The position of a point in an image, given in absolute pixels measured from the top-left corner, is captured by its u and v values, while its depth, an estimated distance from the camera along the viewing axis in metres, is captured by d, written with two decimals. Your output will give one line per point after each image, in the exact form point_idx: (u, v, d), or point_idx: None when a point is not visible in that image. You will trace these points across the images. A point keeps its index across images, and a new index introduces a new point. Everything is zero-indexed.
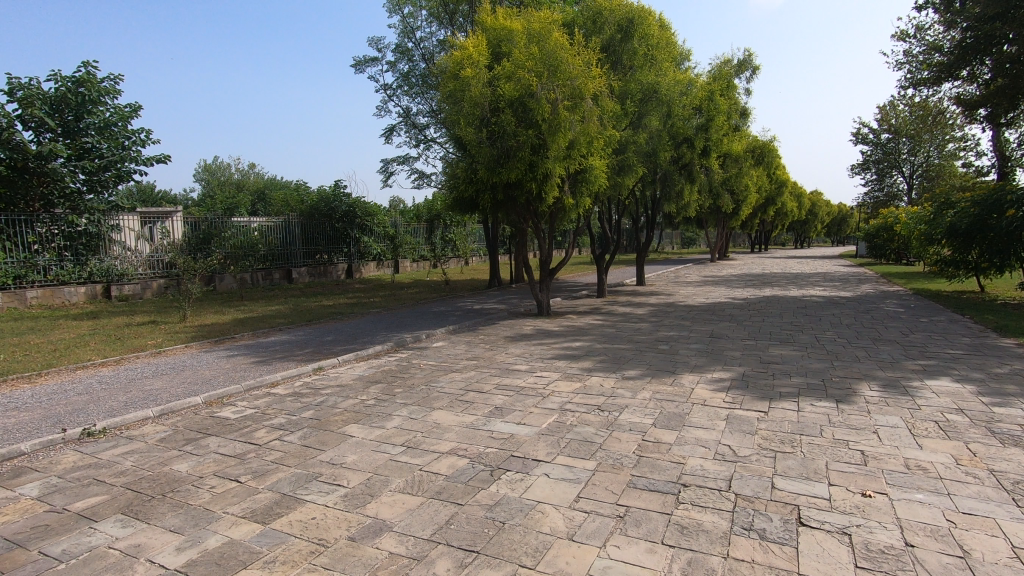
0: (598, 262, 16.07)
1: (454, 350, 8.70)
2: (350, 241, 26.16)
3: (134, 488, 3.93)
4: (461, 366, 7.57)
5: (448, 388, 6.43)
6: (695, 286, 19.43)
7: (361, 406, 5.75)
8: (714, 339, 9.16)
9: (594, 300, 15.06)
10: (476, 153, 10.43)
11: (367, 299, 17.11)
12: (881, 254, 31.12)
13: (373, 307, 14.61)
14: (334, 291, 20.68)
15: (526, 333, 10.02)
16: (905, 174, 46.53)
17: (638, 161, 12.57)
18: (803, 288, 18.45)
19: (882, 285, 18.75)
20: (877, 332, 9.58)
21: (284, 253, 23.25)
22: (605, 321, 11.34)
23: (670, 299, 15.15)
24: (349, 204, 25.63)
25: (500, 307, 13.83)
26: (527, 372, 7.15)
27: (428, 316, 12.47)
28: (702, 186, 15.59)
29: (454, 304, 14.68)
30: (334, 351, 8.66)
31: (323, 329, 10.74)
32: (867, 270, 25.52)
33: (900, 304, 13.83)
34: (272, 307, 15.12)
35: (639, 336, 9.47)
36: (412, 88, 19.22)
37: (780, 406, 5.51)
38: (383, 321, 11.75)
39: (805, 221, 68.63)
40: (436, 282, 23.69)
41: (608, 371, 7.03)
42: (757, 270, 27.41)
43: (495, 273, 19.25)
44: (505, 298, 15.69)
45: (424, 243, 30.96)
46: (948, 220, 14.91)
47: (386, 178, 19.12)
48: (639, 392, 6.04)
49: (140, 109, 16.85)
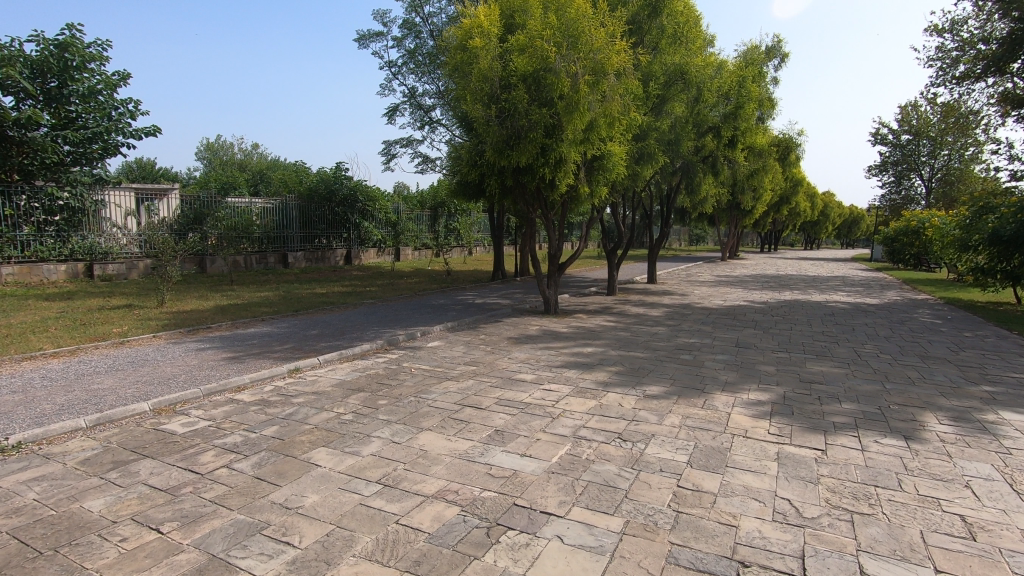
0: (608, 257, 15.09)
1: (451, 352, 7.76)
2: (350, 226, 25.22)
3: (22, 537, 3.02)
4: (458, 372, 6.65)
5: (441, 402, 5.50)
6: (709, 286, 18.45)
7: (336, 424, 4.82)
8: (741, 349, 8.22)
9: (604, 298, 14.13)
10: (484, 133, 9.45)
11: (363, 288, 16.19)
12: (900, 259, 29.99)
13: (369, 297, 13.70)
14: (330, 278, 19.76)
15: (532, 334, 9.08)
16: (924, 177, 45.24)
17: (660, 150, 11.59)
18: (824, 293, 17.45)
19: (908, 293, 17.72)
20: (923, 347, 8.61)
21: (280, 237, 22.34)
22: (618, 323, 10.38)
23: (686, 301, 14.17)
24: (350, 188, 24.68)
25: (503, 303, 12.88)
26: (534, 383, 6.22)
27: (426, 310, 11.53)
28: (724, 179, 14.59)
29: (456, 297, 13.73)
30: (316, 348, 7.73)
31: (310, 321, 9.82)
32: (888, 275, 24.44)
33: (934, 314, 12.82)
34: (262, 293, 14.23)
35: (658, 342, 8.53)
36: (418, 67, 18.19)
37: (838, 442, 4.56)
38: (377, 314, 10.83)
39: (816, 222, 67.35)
40: (437, 271, 22.78)
41: (627, 386, 6.11)
42: (771, 271, 26.47)
43: (499, 264, 18.29)
44: (509, 292, 14.74)
45: (427, 231, 30.05)
46: (992, 225, 13.90)
47: (388, 161, 18.14)
48: (668, 417, 5.10)
49: (129, 77, 15.89)
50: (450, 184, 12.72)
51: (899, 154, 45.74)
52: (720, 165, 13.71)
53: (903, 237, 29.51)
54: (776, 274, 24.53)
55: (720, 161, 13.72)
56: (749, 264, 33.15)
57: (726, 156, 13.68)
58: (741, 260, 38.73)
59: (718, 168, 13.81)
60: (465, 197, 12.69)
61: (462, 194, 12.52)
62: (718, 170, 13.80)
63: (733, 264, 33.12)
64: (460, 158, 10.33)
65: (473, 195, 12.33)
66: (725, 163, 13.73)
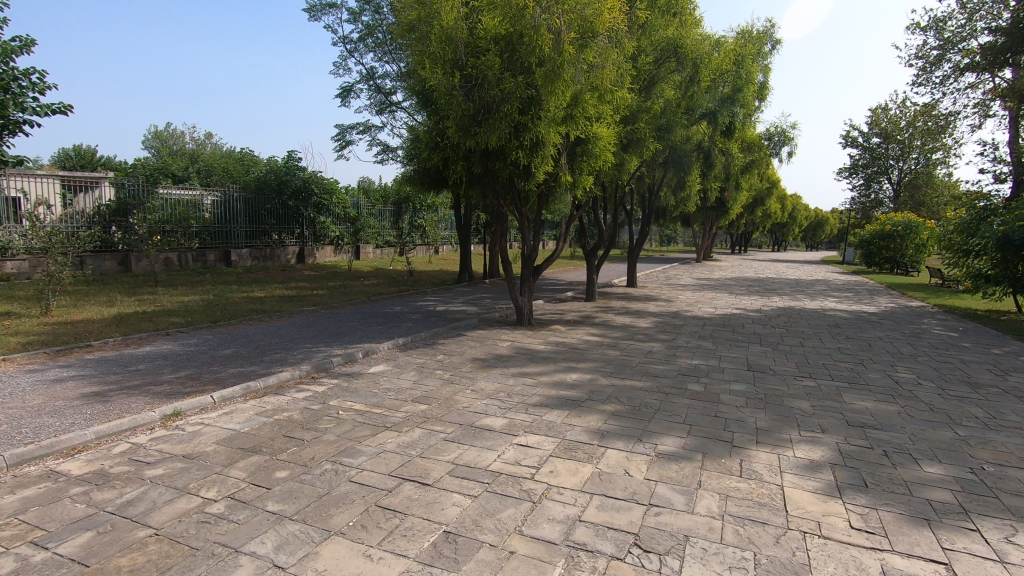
0: (588, 259, 13.54)
1: (400, 381, 6.03)
2: (304, 221, 23.14)
3: None
4: (402, 415, 4.93)
5: (370, 473, 3.77)
6: (692, 290, 17.19)
7: (193, 525, 3.05)
8: (757, 375, 6.74)
9: (582, 305, 12.61)
10: (446, 108, 7.74)
11: (310, 291, 14.28)
12: (875, 263, 29.54)
13: (313, 302, 11.84)
14: (277, 278, 17.73)
15: (502, 354, 7.41)
16: (893, 180, 45.44)
17: (650, 136, 10.11)
18: (813, 298, 16.33)
19: (899, 299, 16.78)
20: (964, 371, 7.30)
21: (222, 231, 20.12)
22: (603, 337, 8.81)
23: (672, 308, 12.74)
24: (304, 179, 22.65)
25: (468, 311, 11.18)
26: (504, 434, 4.54)
27: (376, 320, 9.74)
28: (714, 173, 13.28)
29: (414, 303, 11.97)
30: (220, 377, 5.89)
31: (226, 336, 7.91)
32: (869, 280, 23.75)
33: (941, 324, 11.71)
34: (186, 296, 12.20)
35: (654, 366, 7.01)
36: (377, 45, 16.30)
37: (961, 547, 3.03)
38: (317, 326, 9.02)
39: (784, 225, 67.83)
40: (399, 271, 20.96)
41: (631, 438, 4.50)
42: (751, 274, 25.54)
43: (466, 265, 16.58)
44: (476, 298, 13.05)
45: (390, 228, 28.15)
46: (1001, 229, 12.92)
47: (342, 148, 16.21)
48: (700, 498, 3.50)
49: (33, 46, 13.59)
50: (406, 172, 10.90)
51: (868, 157, 45.78)
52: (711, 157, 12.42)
53: (878, 241, 29.04)
54: (755, 277, 23.56)
55: (710, 153, 12.42)
56: (725, 266, 32.35)
57: (717, 147, 12.39)
58: (715, 262, 37.94)
59: (709, 161, 12.51)
60: (425, 189, 10.92)
61: (420, 184, 10.74)
62: (708, 163, 12.47)
63: (708, 266, 32.18)
64: (416, 139, 8.57)
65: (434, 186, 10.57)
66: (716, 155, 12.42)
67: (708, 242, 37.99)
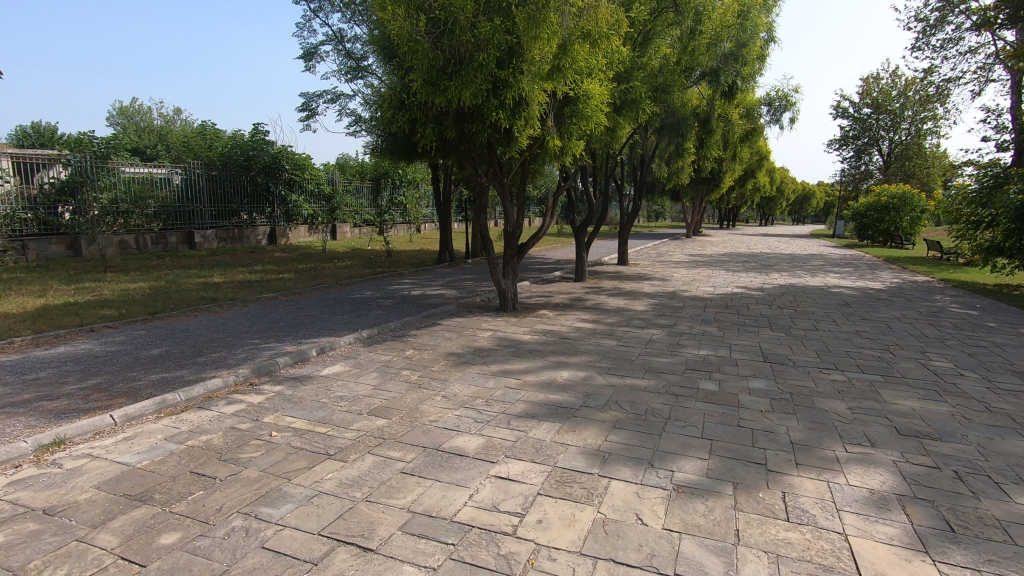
0: (576, 236, 12.50)
1: (357, 387, 5.00)
2: (275, 200, 21.79)
3: None
4: (353, 436, 3.92)
5: (294, 531, 2.77)
6: (687, 267, 16.29)
7: None
8: (775, 368, 5.82)
9: (572, 286, 11.63)
10: (411, 60, 6.59)
11: (276, 275, 13.13)
12: (868, 236, 28.90)
13: (275, 288, 10.70)
14: (243, 261, 16.49)
15: (482, 348, 6.39)
16: (883, 152, 44.70)
17: (647, 97, 9.04)
18: (813, 274, 15.50)
19: (902, 273, 16.03)
20: (1003, 358, 6.46)
21: (185, 212, 18.75)
22: (597, 324, 7.84)
23: (668, 287, 11.80)
24: (273, 155, 21.37)
25: (446, 295, 10.14)
26: (479, 462, 3.55)
27: (342, 307, 8.67)
28: (713, 141, 12.22)
29: (387, 287, 10.89)
30: (135, 386, 4.82)
31: (160, 331, 6.77)
32: (864, 254, 23.08)
33: (955, 301, 10.93)
34: (133, 284, 10.96)
35: (656, 359, 6.06)
36: (345, 4, 14.86)
37: None
38: (272, 316, 7.92)
39: (772, 199, 67.23)
40: (376, 252, 19.79)
41: (640, 464, 3.54)
42: (744, 249, 24.71)
43: (446, 244, 15.45)
44: (456, 280, 11.99)
45: (369, 206, 26.79)
46: (1018, 198, 12.10)
47: (308, 118, 14.85)
48: (743, 563, 2.56)
49: None
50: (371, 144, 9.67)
51: (858, 128, 44.84)
52: (710, 122, 11.34)
53: (872, 214, 28.37)
54: (748, 253, 22.73)
55: (710, 117, 11.34)
56: (715, 241, 31.50)
57: (716, 112, 11.32)
58: (705, 237, 37.12)
59: (708, 127, 11.44)
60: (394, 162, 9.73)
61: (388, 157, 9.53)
62: (707, 128, 11.40)
63: (699, 241, 31.33)
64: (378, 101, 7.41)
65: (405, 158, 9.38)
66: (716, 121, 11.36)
67: (698, 217, 37.06)
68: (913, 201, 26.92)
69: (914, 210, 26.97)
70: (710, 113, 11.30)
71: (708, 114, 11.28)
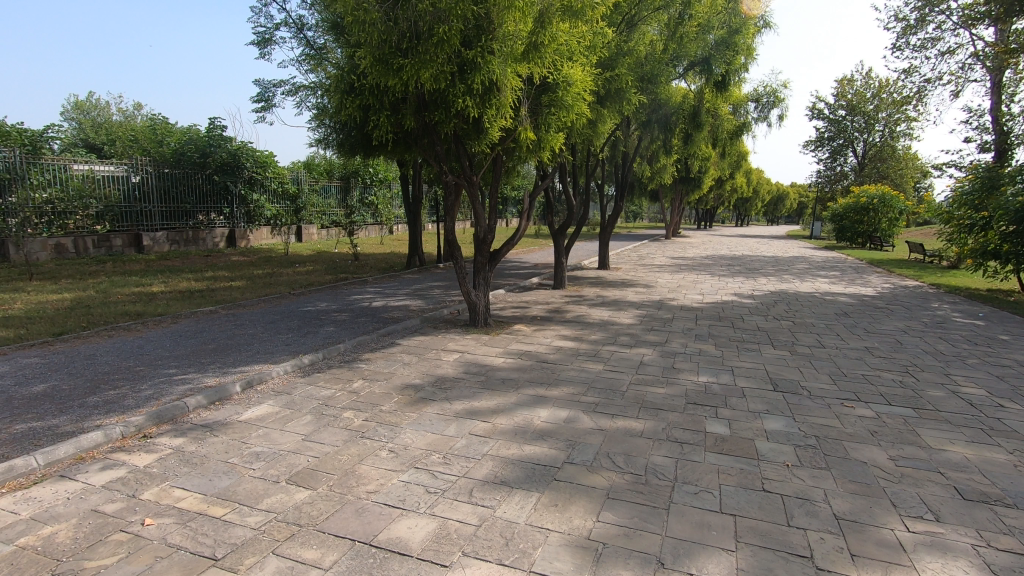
0: (554, 239, 11.56)
1: (281, 438, 3.95)
2: (234, 199, 20.41)
3: None
4: (258, 523, 2.89)
5: None
6: (670, 272, 15.53)
7: None
8: (789, 400, 4.94)
9: (551, 294, 10.71)
10: (359, 35, 5.58)
11: (226, 283, 11.90)
12: (847, 237, 28.71)
13: (217, 299, 9.51)
14: (195, 266, 15.17)
15: (445, 378, 5.38)
16: (858, 153, 44.92)
17: (633, 87, 8.16)
18: (800, 278, 14.88)
19: (891, 277, 15.53)
20: None
21: (132, 212, 17.29)
22: (579, 343, 6.90)
23: (654, 295, 10.97)
24: (231, 151, 20.07)
25: (411, 306, 9.10)
26: (426, 567, 2.56)
27: (289, 323, 7.57)
28: (700, 139, 11.42)
29: (346, 297, 9.80)
30: None
31: (53, 360, 5.57)
32: (846, 256, 22.72)
33: (955, 309, 10.32)
34: (54, 295, 9.65)
35: (651, 390, 5.14)
36: None
37: None
38: (203, 336, 6.78)
39: (748, 199, 67.46)
40: (343, 255, 18.61)
41: (646, 564, 2.59)
42: (726, 251, 24.14)
43: (416, 247, 14.38)
44: (424, 288, 10.94)
45: (337, 206, 25.47)
46: (1017, 200, 11.57)
47: (263, 109, 13.60)
48: None
49: None
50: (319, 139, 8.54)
51: (833, 129, 44.96)
52: (699, 117, 10.53)
53: (851, 215, 28.18)
54: (730, 255, 22.15)
55: (698, 112, 10.53)
56: (695, 243, 30.99)
57: (705, 106, 10.53)
58: (684, 238, 36.66)
59: (697, 122, 10.62)
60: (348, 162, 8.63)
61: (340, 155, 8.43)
62: (695, 124, 10.57)
63: (679, 242, 30.79)
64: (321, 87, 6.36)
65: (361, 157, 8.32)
66: (706, 116, 10.54)
67: (677, 217, 36.55)
68: (891, 203, 26.83)
69: (892, 211, 26.89)
70: (698, 107, 10.49)
71: (697, 109, 10.47)
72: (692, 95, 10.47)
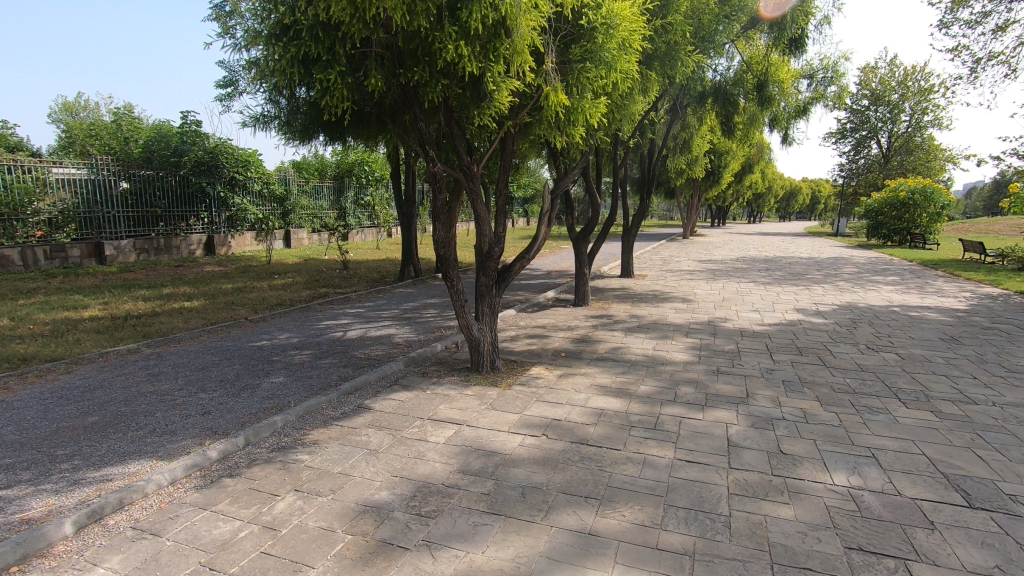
0: (575, 245, 9.50)
1: None
2: (212, 202, 18.47)
3: None
4: None
5: None
6: (705, 279, 13.45)
7: None
8: (1020, 538, 2.87)
9: (574, 315, 8.67)
10: None
11: (179, 303, 9.88)
12: (884, 235, 26.55)
13: (152, 328, 7.51)
14: (158, 280, 13.22)
15: (429, 489, 3.31)
16: (881, 144, 42.44)
17: (689, 44, 6.20)
18: (859, 286, 12.74)
19: (965, 283, 13.36)
20: None
21: (92, 218, 15.32)
22: (627, 402, 4.84)
23: (700, 314, 8.89)
24: (208, 149, 18.21)
25: (398, 337, 7.08)
26: None
27: (222, 373, 5.53)
28: (757, 119, 9.62)
29: (315, 325, 7.74)
30: None
31: None
32: (891, 256, 20.50)
33: None
34: None
35: (773, 514, 3.06)
36: None
37: None
38: (91, 398, 4.76)
39: (760, 196, 65.07)
40: (332, 263, 16.65)
41: None
42: (755, 252, 21.95)
43: (411, 255, 12.34)
44: (415, 309, 8.89)
45: (329, 208, 23.56)
46: None
47: (229, 94, 11.58)
48: None
49: None
50: (256, 119, 6.44)
51: (855, 120, 42.51)
52: (766, 87, 8.90)
53: (888, 210, 26.18)
54: (762, 257, 20.00)
55: (764, 81, 8.89)
56: (716, 243, 28.79)
57: (770, 79, 8.88)
58: (702, 237, 34.43)
59: (764, 98, 8.99)
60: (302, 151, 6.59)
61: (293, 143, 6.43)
62: (762, 99, 8.92)
63: (699, 242, 28.56)
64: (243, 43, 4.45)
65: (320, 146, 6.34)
66: (775, 89, 8.92)
67: (694, 215, 34.31)
68: (933, 197, 24.65)
69: (934, 206, 24.69)
70: (764, 76, 8.86)
71: (760, 80, 8.82)
72: (755, 63, 8.91)
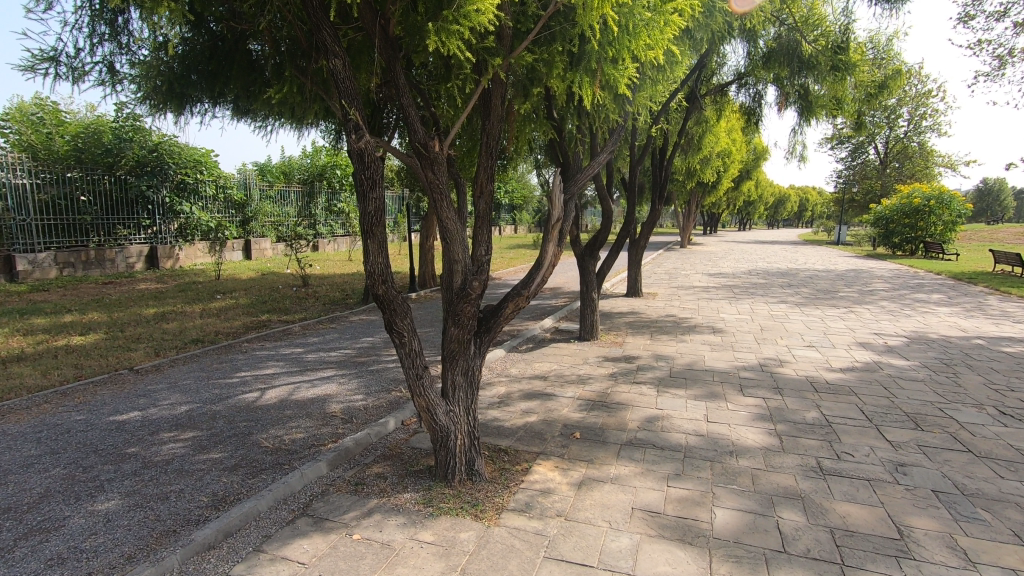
0: (581, 263, 7.40)
1: None
2: (155, 207, 16.11)
3: None
4: None
5: None
6: (727, 299, 11.43)
7: None
8: None
9: (583, 357, 6.54)
10: None
11: (66, 339, 7.56)
12: (895, 244, 24.88)
13: None
14: (70, 303, 10.85)
15: None
16: (878, 149, 41.07)
17: None
18: (909, 307, 10.81)
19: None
20: None
21: (1, 227, 12.82)
22: (706, 560, 2.72)
23: (746, 354, 6.82)
24: (151, 148, 15.93)
25: (335, 401, 4.89)
26: None
27: (20, 490, 3.32)
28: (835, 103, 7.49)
29: (225, 380, 5.51)
30: None
31: None
32: (915, 268, 18.69)
33: None
34: None
35: None
36: None
37: None
38: None
39: (751, 203, 63.79)
40: (291, 279, 14.41)
41: None
42: (764, 264, 20.00)
43: None
44: (372, 350, 6.69)
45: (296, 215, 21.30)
46: None
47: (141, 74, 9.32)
48: None
49: None
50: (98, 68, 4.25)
51: None
52: (844, 53, 6.87)
53: (899, 217, 24.51)
54: (775, 270, 18.01)
55: (843, 44, 6.90)
56: (716, 252, 26.88)
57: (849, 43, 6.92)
58: (699, 246, 32.57)
59: (842, 72, 6.94)
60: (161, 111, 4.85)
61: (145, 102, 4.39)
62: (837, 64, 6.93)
63: (699, 252, 26.66)
64: None
65: (174, 101, 4.88)
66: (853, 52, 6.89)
67: (691, 222, 32.40)
68: (949, 204, 23.04)
69: (950, 213, 23.08)
70: (842, 37, 6.88)
71: (836, 42, 6.88)
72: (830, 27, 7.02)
